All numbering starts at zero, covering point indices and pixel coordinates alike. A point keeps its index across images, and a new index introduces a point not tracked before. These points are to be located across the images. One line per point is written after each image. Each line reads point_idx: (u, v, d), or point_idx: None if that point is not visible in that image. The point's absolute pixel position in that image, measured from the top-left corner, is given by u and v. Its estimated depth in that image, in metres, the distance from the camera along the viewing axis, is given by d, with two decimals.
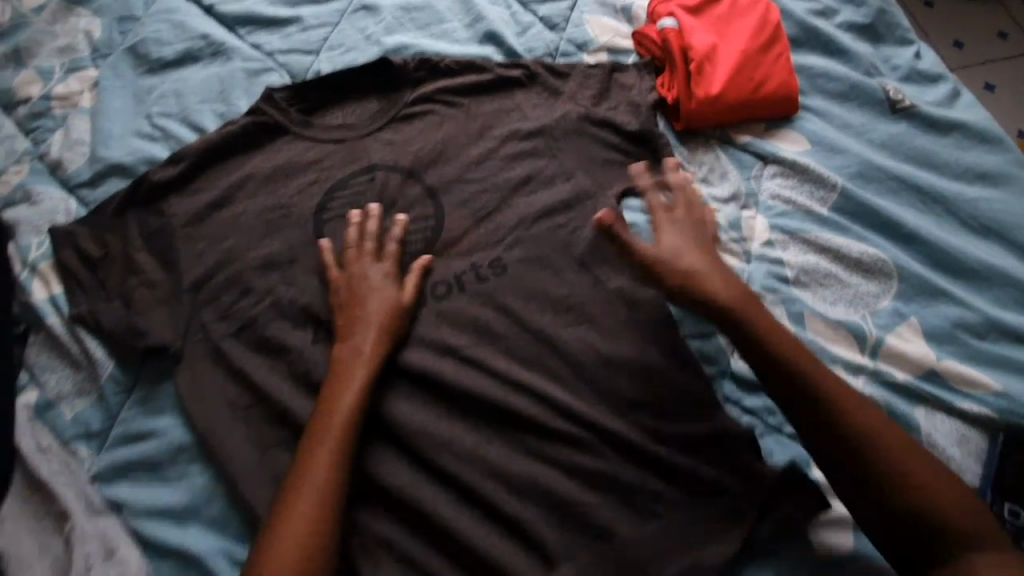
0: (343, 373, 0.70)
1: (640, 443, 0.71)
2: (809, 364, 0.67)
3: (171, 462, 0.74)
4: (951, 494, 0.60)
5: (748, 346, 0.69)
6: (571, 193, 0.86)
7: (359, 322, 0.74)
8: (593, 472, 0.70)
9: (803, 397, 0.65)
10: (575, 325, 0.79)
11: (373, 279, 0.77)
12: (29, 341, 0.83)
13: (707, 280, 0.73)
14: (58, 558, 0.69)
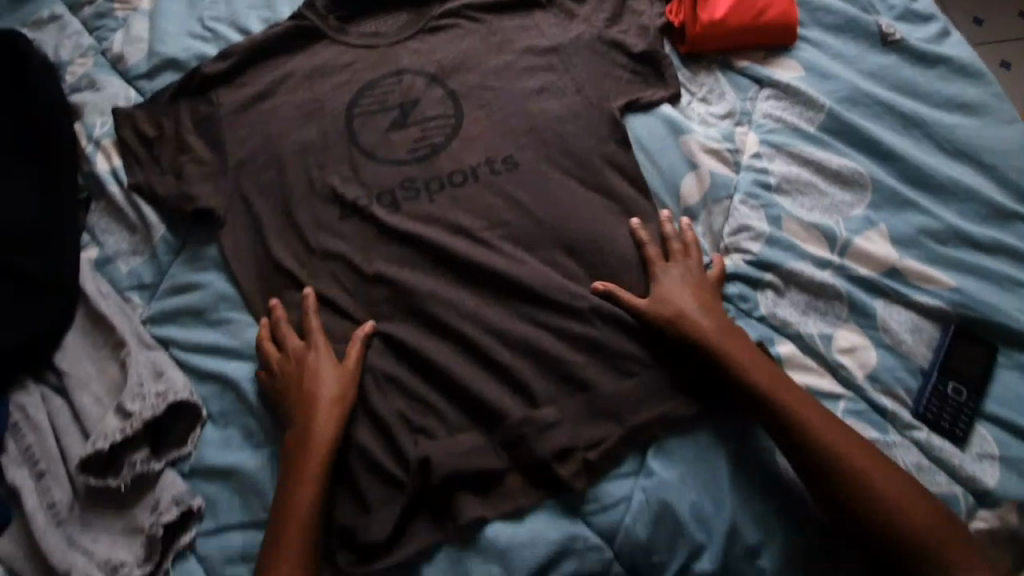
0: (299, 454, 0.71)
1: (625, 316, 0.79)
2: (785, 397, 0.71)
3: (211, 308, 0.85)
4: (915, 512, 0.65)
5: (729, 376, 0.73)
6: (579, 105, 0.94)
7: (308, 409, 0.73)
8: (580, 335, 0.79)
9: (777, 422, 0.70)
10: (575, 217, 0.87)
11: (319, 356, 0.76)
12: (92, 206, 0.94)
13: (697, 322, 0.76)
14: (113, 378, 0.81)
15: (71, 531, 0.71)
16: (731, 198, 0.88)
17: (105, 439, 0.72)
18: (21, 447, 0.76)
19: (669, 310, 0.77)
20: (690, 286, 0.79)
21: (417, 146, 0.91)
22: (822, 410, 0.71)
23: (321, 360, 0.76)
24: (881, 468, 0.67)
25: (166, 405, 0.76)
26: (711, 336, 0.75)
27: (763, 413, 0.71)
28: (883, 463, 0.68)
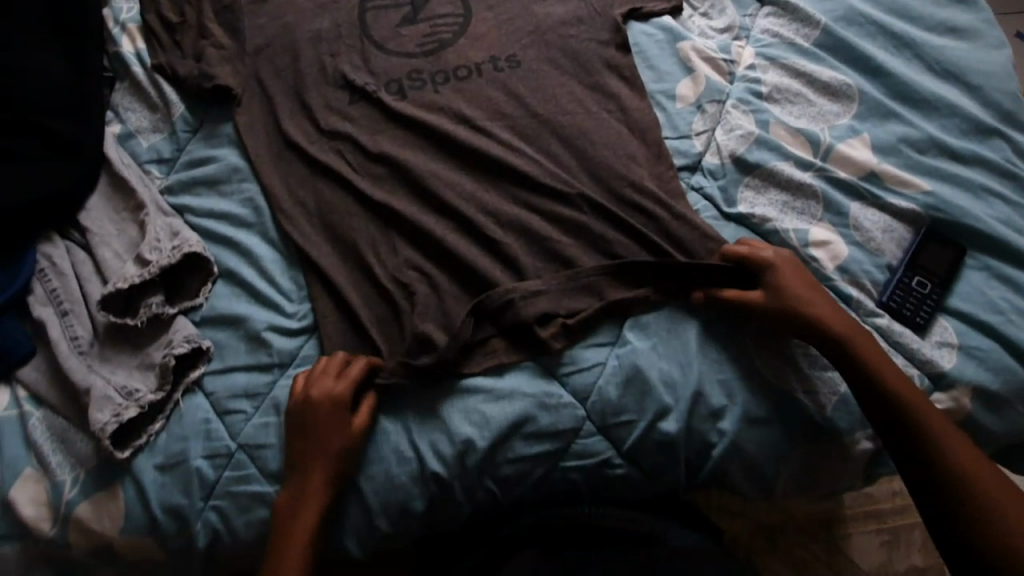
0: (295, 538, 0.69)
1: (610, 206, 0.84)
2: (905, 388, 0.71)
3: (226, 179, 0.90)
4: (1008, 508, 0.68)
5: (852, 363, 0.72)
6: (583, 11, 0.98)
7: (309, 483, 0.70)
8: (568, 218, 0.84)
9: (899, 412, 0.71)
10: (572, 113, 0.91)
11: (331, 428, 0.71)
12: (117, 87, 1.00)
13: (815, 307, 0.74)
14: (132, 236, 0.87)
15: (92, 362, 0.77)
16: (723, 103, 0.92)
17: (125, 281, 0.79)
18: (46, 289, 0.82)
19: (788, 300, 0.74)
20: (798, 280, 0.76)
21: (426, 41, 0.96)
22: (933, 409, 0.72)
23: (332, 432, 0.71)
24: (979, 463, 0.70)
25: (180, 257, 0.82)
26: (833, 322, 0.74)
27: (886, 404, 0.71)
28: (980, 461, 0.70)
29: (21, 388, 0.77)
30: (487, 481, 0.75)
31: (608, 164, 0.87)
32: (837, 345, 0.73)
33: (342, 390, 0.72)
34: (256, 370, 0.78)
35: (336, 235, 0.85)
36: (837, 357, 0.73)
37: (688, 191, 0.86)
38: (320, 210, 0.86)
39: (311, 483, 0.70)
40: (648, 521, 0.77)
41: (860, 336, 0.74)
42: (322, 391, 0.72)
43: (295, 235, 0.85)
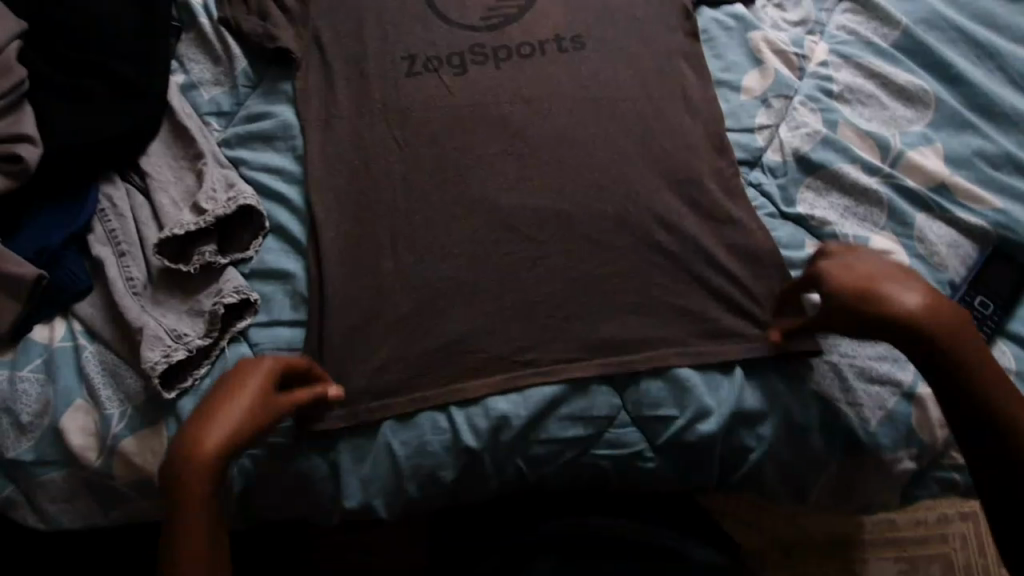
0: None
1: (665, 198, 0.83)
2: (1006, 397, 0.65)
3: (278, 134, 0.91)
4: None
5: (948, 358, 0.66)
6: None
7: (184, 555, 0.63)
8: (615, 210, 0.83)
9: (993, 418, 0.65)
10: (636, 101, 0.90)
11: (206, 482, 0.64)
12: (182, 37, 1.01)
13: (913, 310, 0.66)
14: (191, 186, 0.89)
15: (144, 304, 0.80)
16: (793, 98, 0.89)
17: (181, 228, 0.81)
18: (106, 229, 0.85)
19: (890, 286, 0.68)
20: (892, 279, 0.68)
21: (492, 14, 0.95)
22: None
23: (224, 428, 0.65)
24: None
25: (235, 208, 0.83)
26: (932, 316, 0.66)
27: (976, 408, 0.66)
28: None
29: (77, 322, 0.81)
30: (517, 459, 0.75)
31: (669, 155, 0.86)
32: (935, 342, 0.66)
33: (220, 422, 0.65)
34: (300, 327, 0.80)
35: (376, 205, 0.84)
36: (937, 354, 0.66)
37: (745, 186, 0.85)
38: (370, 178, 0.86)
39: (196, 462, 0.64)
40: (671, 537, 0.79)
41: (960, 336, 0.66)
42: (197, 427, 0.65)
43: (343, 198, 0.85)
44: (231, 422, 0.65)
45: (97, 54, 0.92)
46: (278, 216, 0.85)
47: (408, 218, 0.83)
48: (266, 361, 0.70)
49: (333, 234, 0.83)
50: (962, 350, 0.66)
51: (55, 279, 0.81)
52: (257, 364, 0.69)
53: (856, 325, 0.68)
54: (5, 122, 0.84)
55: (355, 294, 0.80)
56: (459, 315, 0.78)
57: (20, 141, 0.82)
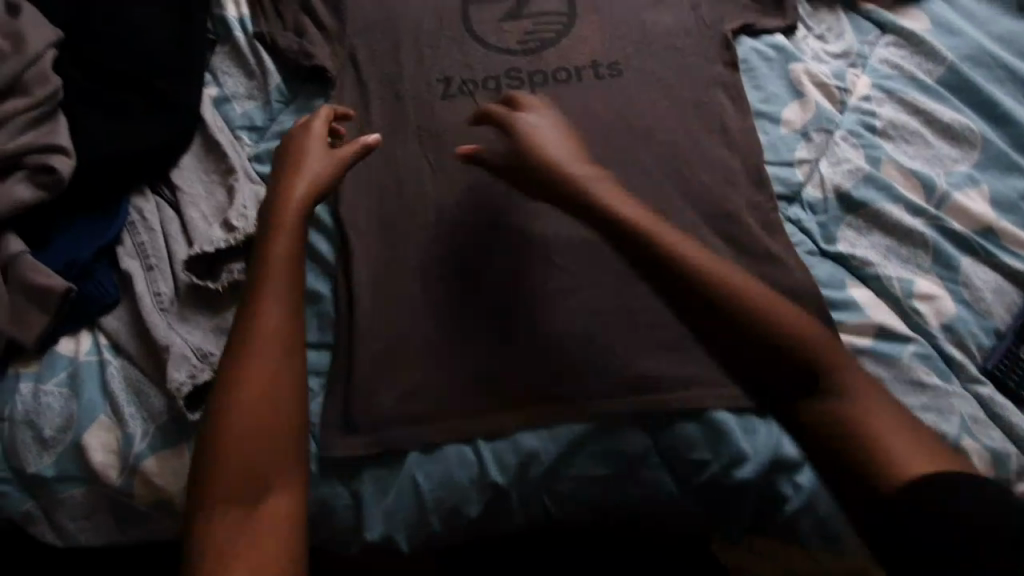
0: (229, 486, 0.61)
1: (700, 233, 0.83)
2: (771, 311, 0.64)
3: None
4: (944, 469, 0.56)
5: (716, 296, 0.65)
6: (691, 24, 0.96)
7: (230, 403, 0.64)
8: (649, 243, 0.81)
9: (816, 378, 0.62)
10: (674, 132, 0.89)
11: (258, 319, 0.68)
12: (217, 50, 1.01)
13: (569, 164, 0.75)
14: (220, 200, 0.89)
15: (171, 319, 0.80)
16: (836, 132, 0.87)
17: (211, 244, 0.81)
18: (135, 242, 0.85)
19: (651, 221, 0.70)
20: (572, 143, 0.78)
21: (528, 39, 0.94)
22: (847, 356, 0.63)
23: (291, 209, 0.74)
24: (910, 435, 0.58)
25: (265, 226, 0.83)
26: (637, 220, 0.70)
27: (730, 327, 0.64)
28: (917, 433, 0.59)
29: (103, 336, 0.80)
30: (545, 496, 0.73)
31: (705, 188, 0.85)
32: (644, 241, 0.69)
33: (285, 200, 0.74)
34: (327, 351, 0.79)
35: (406, 227, 0.83)
36: (682, 288, 0.66)
37: (784, 223, 0.83)
38: (402, 200, 0.85)
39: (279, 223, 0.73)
40: None
41: (727, 276, 0.67)
42: (277, 199, 0.74)
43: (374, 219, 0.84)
44: (297, 196, 0.75)
45: (134, 65, 0.92)
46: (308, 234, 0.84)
47: (439, 242, 0.82)
48: (313, 118, 0.82)
49: (364, 256, 0.82)
50: (695, 259, 0.67)
51: (84, 290, 0.81)
52: (303, 133, 0.80)
53: (621, 250, 0.71)
54: (39, 132, 0.83)
55: (383, 320, 0.78)
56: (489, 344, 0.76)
57: (55, 150, 0.81)
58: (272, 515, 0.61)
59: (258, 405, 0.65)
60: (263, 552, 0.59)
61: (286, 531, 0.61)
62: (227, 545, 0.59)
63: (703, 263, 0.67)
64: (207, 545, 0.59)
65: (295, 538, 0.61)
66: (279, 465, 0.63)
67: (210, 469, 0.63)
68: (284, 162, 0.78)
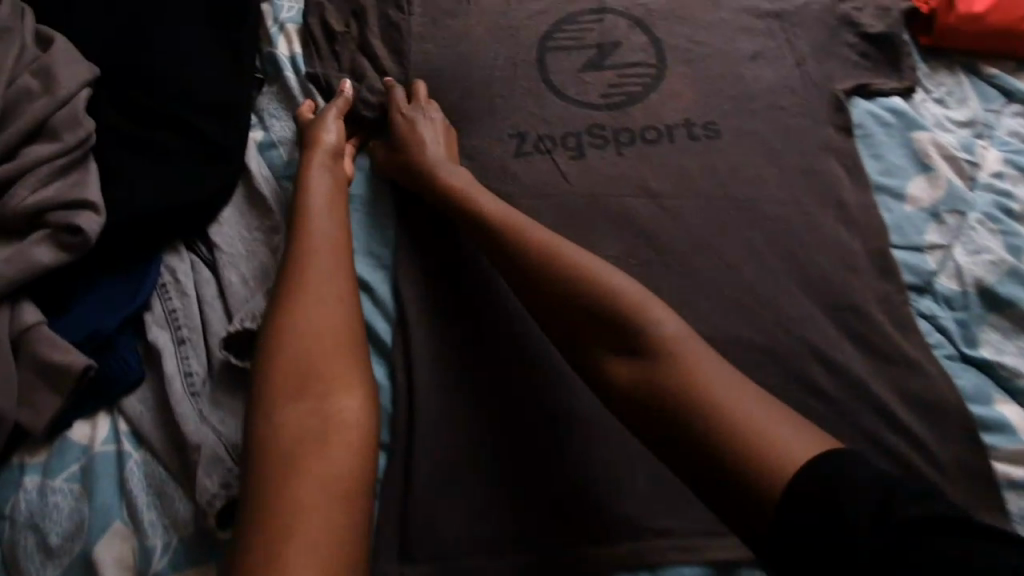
0: (290, 399, 0.58)
1: (814, 330, 0.72)
2: (593, 281, 0.62)
3: (364, 212, 0.83)
4: (826, 448, 0.50)
5: (534, 286, 0.65)
6: (796, 81, 0.85)
7: (286, 322, 0.62)
8: (758, 341, 0.72)
9: (616, 339, 0.59)
10: (782, 204, 0.79)
11: (313, 248, 0.69)
12: (264, 90, 0.92)
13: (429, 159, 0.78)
14: (263, 262, 0.79)
15: (202, 406, 0.69)
16: (972, 216, 0.77)
17: (251, 318, 0.71)
18: (166, 308, 0.75)
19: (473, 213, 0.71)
20: (444, 138, 0.81)
21: (612, 92, 0.84)
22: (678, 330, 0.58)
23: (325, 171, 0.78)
24: (776, 415, 0.53)
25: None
26: (504, 219, 0.70)
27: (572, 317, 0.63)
28: (777, 407, 0.54)
29: (123, 421, 0.69)
30: None
31: (819, 277, 0.75)
32: (489, 242, 0.70)
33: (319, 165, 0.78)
34: (384, 453, 0.68)
35: (478, 305, 0.75)
36: (524, 299, 0.67)
37: (917, 319, 0.73)
38: (471, 277, 0.77)
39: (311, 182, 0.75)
40: None
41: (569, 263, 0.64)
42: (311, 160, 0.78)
43: (438, 297, 0.76)
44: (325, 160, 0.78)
45: (176, 105, 0.83)
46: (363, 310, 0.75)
47: (513, 328, 0.73)
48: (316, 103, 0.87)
49: (429, 339, 0.73)
50: (514, 240, 0.68)
51: (106, 367, 0.70)
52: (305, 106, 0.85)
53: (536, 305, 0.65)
54: (65, 182, 0.73)
55: (450, 418, 0.68)
56: (569, 452, 0.66)
57: (85, 207, 0.71)
58: (340, 427, 0.57)
59: (319, 324, 0.62)
60: (336, 463, 0.55)
61: (355, 445, 0.57)
62: (297, 457, 0.55)
63: (527, 246, 0.67)
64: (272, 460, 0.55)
65: (366, 452, 0.57)
66: (342, 379, 0.60)
67: (264, 385, 0.59)
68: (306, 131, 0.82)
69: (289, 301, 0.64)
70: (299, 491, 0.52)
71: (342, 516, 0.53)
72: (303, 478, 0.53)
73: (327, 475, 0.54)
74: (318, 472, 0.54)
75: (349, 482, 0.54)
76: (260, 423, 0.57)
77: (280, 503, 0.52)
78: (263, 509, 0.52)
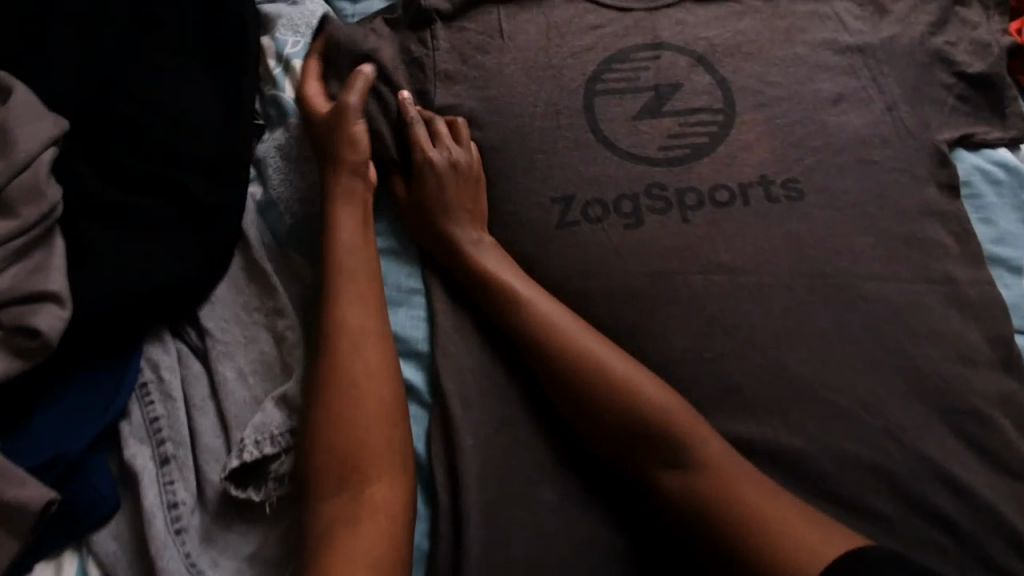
0: (329, 475, 0.56)
1: (929, 445, 0.59)
2: (637, 401, 0.58)
3: (393, 287, 0.70)
4: (853, 548, 0.50)
5: (575, 401, 0.60)
6: (888, 129, 0.72)
7: (322, 388, 0.59)
8: (864, 461, 0.59)
9: (665, 458, 0.57)
10: (880, 279, 0.65)
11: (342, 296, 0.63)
12: (264, 137, 0.79)
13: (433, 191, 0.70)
14: (265, 354, 0.66)
15: (190, 547, 0.58)
16: None
17: (271, 440, 0.60)
18: (147, 415, 0.63)
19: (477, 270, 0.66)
20: (469, 196, 0.70)
21: (674, 144, 0.71)
22: (693, 415, 0.58)
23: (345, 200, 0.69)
24: (800, 520, 0.52)
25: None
26: (500, 278, 0.65)
27: (574, 401, 0.60)
28: (810, 516, 0.53)
29: (93, 562, 0.58)
30: None
31: (932, 373, 0.62)
32: (524, 346, 0.63)
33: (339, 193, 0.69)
34: None
35: (530, 411, 0.63)
36: (563, 408, 0.61)
37: None
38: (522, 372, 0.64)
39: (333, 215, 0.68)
40: None
41: (569, 339, 0.61)
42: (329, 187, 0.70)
43: (481, 400, 0.63)
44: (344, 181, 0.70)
45: (160, 165, 0.71)
46: None
47: (572, 437, 0.62)
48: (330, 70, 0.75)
49: (471, 459, 0.60)
50: (554, 347, 0.61)
51: (69, 497, 0.58)
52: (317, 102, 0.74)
53: (543, 380, 0.62)
54: (23, 268, 0.61)
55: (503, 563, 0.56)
56: None
57: (45, 299, 0.59)
58: (376, 505, 0.55)
59: (352, 390, 0.59)
60: (368, 546, 0.53)
61: (387, 526, 0.54)
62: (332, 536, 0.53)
63: (567, 356, 0.61)
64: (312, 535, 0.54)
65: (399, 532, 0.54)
66: (378, 453, 0.57)
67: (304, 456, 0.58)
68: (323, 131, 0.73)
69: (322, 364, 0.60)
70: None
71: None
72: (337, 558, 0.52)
73: (355, 560, 0.52)
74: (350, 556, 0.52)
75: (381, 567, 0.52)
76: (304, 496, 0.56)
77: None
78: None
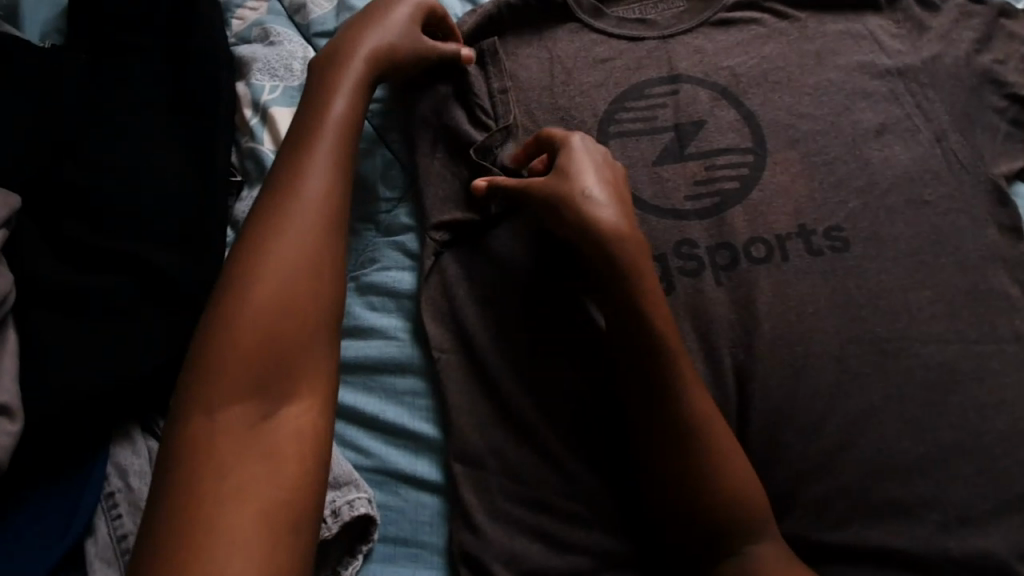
0: (239, 385, 0.45)
1: (1007, 542, 0.52)
2: (710, 431, 0.51)
3: (397, 371, 0.61)
4: None
5: (662, 429, 0.51)
6: (938, 162, 0.64)
7: (248, 287, 0.48)
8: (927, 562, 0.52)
9: (732, 538, 0.49)
10: (941, 342, 0.58)
11: (295, 196, 0.53)
12: (243, 194, 0.72)
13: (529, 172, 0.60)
14: None
15: None
16: None
17: None
18: (114, 532, 0.55)
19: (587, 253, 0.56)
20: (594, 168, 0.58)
21: (700, 191, 0.64)
22: (749, 475, 0.51)
23: (347, 84, 0.61)
24: None
25: (343, 522, 0.53)
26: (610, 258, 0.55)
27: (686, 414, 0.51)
28: None
29: None
30: None
31: (1006, 453, 0.54)
32: (640, 350, 0.53)
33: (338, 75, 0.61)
34: None
35: (562, 509, 0.55)
36: (642, 441, 0.53)
37: None
38: (572, 445, 0.56)
39: (325, 97, 0.59)
40: None
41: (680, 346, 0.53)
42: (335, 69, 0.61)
43: (509, 508, 0.55)
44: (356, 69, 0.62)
45: (124, 239, 0.63)
46: (403, 527, 0.56)
47: (628, 507, 0.55)
48: None
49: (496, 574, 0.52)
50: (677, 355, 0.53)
51: None
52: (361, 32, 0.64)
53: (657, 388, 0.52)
54: None
55: None
56: None
57: None
58: (287, 435, 0.45)
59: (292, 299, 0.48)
60: (274, 476, 0.43)
61: (296, 462, 0.44)
62: (222, 453, 0.43)
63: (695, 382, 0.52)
64: (195, 447, 0.43)
65: (317, 471, 0.45)
66: (307, 378, 0.48)
67: (210, 356, 0.46)
68: (359, 27, 0.65)
69: (254, 261, 0.49)
70: (218, 504, 0.41)
71: (257, 553, 0.39)
72: (228, 483, 0.42)
73: (252, 488, 0.42)
74: (243, 482, 0.42)
75: (277, 503, 0.42)
76: (198, 398, 0.44)
77: (195, 506, 0.40)
78: (172, 508, 0.40)
